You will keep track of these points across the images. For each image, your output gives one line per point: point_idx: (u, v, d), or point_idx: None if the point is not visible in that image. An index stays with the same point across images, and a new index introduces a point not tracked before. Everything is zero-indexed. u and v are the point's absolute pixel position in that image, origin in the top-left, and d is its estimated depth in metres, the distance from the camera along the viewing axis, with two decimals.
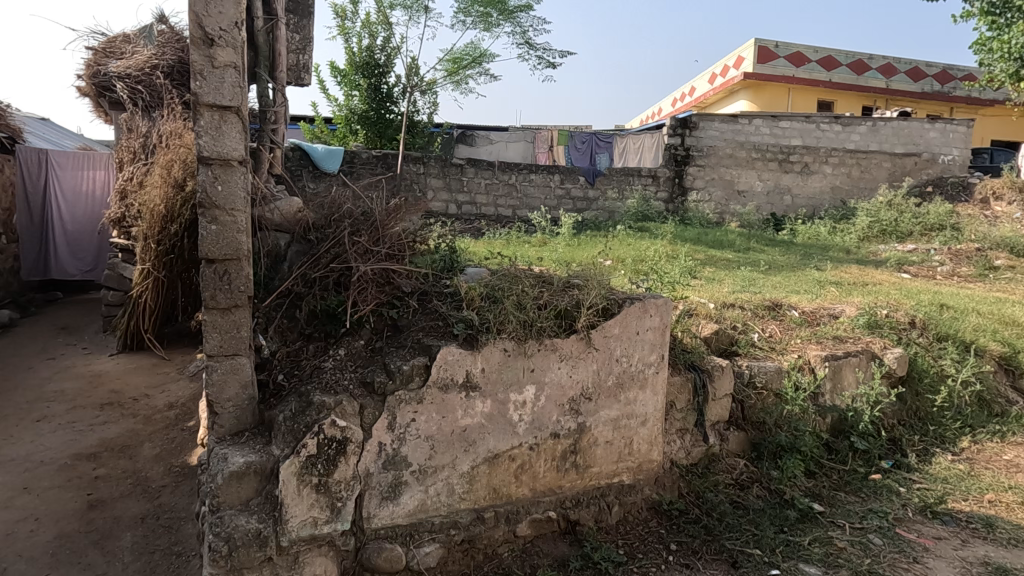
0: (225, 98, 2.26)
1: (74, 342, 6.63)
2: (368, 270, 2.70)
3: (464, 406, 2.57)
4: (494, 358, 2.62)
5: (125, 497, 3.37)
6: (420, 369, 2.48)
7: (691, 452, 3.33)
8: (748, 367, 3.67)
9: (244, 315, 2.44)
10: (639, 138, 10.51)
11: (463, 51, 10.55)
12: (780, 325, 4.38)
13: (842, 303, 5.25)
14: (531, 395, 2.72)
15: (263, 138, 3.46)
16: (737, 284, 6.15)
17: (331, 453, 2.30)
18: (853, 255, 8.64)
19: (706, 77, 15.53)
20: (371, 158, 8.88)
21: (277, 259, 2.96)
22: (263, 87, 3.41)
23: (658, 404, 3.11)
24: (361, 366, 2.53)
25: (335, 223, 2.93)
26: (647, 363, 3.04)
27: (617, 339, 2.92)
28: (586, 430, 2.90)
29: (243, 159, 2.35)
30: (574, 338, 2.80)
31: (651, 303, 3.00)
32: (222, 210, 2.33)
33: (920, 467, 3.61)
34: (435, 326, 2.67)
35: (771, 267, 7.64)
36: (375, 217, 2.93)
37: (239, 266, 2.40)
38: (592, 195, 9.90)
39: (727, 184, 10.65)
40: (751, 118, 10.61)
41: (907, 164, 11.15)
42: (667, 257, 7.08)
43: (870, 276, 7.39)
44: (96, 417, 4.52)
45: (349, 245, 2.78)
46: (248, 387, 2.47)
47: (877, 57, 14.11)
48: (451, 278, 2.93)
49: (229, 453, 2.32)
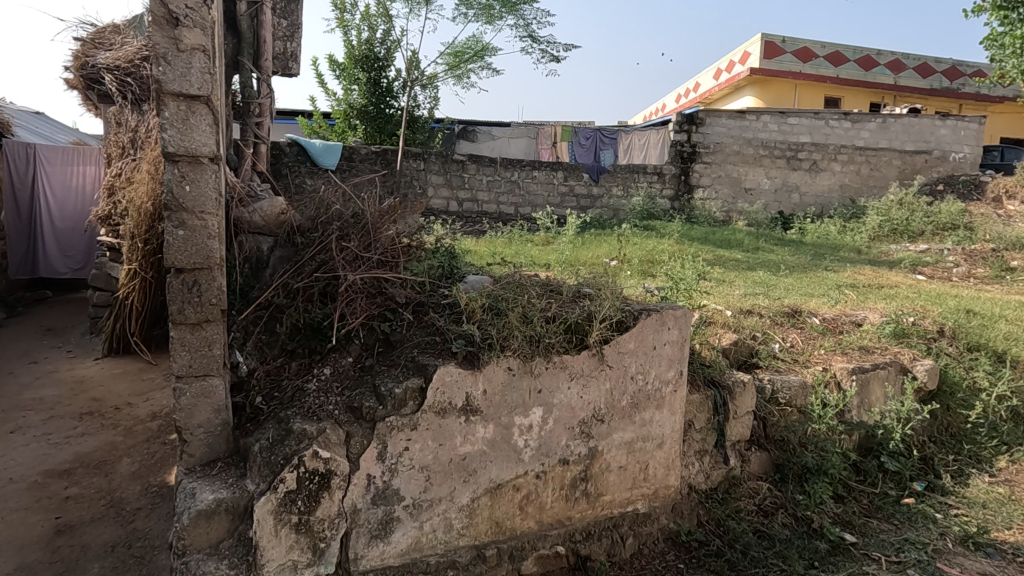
0: (192, 86, 1.97)
1: (59, 344, 6.37)
2: (357, 279, 2.43)
3: (463, 432, 2.30)
4: (497, 378, 2.35)
5: (96, 522, 3.11)
6: (415, 392, 2.21)
7: (710, 475, 3.07)
8: (771, 381, 3.40)
9: (218, 332, 2.17)
10: (644, 133, 10.20)
11: (465, 45, 10.24)
12: (801, 334, 4.10)
13: (862, 310, 4.96)
14: (538, 418, 2.46)
15: (246, 133, 3.22)
16: (747, 287, 5.88)
17: (313, 488, 2.04)
18: (865, 255, 8.37)
19: (711, 72, 15.21)
20: (371, 153, 8.56)
21: (259, 266, 2.70)
22: (244, 77, 3.14)
23: (676, 424, 2.85)
24: (348, 388, 2.26)
25: (322, 226, 2.66)
26: (664, 380, 2.77)
27: (632, 355, 2.65)
28: (598, 455, 2.63)
29: (216, 155, 2.07)
30: (585, 355, 2.54)
31: (669, 314, 2.73)
32: (190, 213, 2.06)
33: (955, 490, 3.34)
34: (432, 342, 2.40)
35: (782, 268, 7.35)
36: (366, 220, 2.66)
37: (211, 277, 2.13)
38: (595, 193, 9.57)
39: (734, 181, 10.35)
40: (760, 114, 10.29)
41: (917, 162, 10.86)
42: (675, 258, 6.83)
43: (883, 278, 7.12)
44: (74, 429, 4.26)
45: (337, 251, 2.51)
46: (222, 412, 2.20)
47: (885, 53, 13.77)
48: (450, 287, 2.67)
49: (199, 488, 2.05)
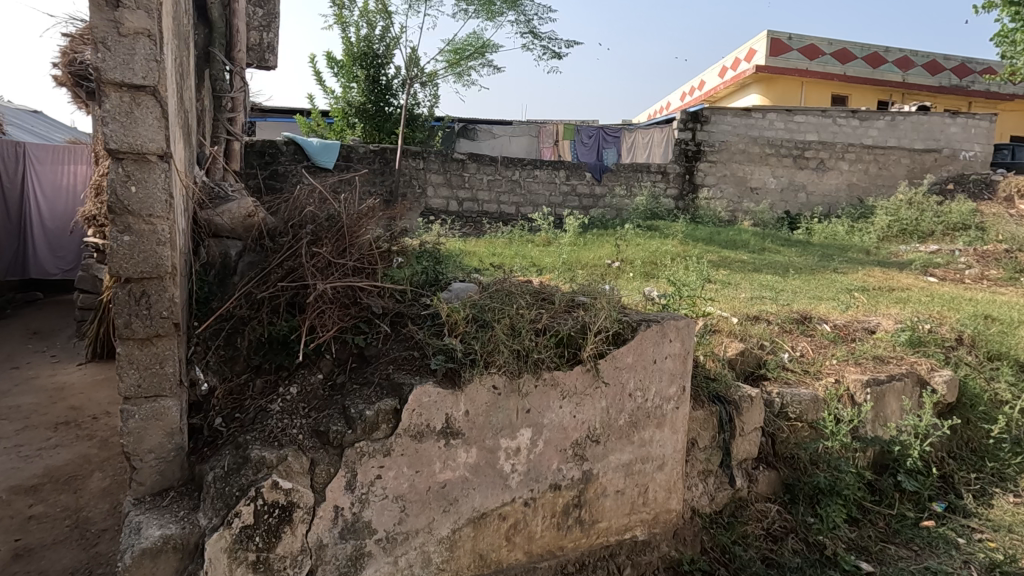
0: (136, 75, 1.77)
1: (44, 349, 6.18)
2: (328, 288, 2.22)
3: (443, 457, 2.09)
4: (481, 398, 2.14)
5: (57, 545, 2.90)
6: (388, 414, 2.00)
7: (715, 497, 2.86)
8: (779, 394, 3.19)
9: (171, 347, 1.97)
10: (648, 133, 9.94)
11: (465, 41, 10.02)
12: (812, 343, 3.88)
13: (875, 315, 4.74)
14: (527, 440, 2.24)
15: (218, 129, 3.03)
16: (754, 291, 5.67)
17: (272, 522, 1.83)
18: (874, 256, 8.15)
19: (716, 70, 14.97)
20: (370, 152, 8.33)
21: (224, 273, 2.48)
22: (216, 69, 2.94)
23: (678, 444, 2.65)
24: (316, 409, 2.06)
25: (294, 229, 2.46)
26: (666, 397, 2.57)
27: (630, 370, 2.45)
28: (593, 479, 2.42)
29: (165, 152, 1.87)
30: (579, 371, 2.32)
31: (671, 325, 2.52)
32: (137, 217, 1.85)
33: (978, 511, 3.11)
34: (410, 358, 2.19)
35: (790, 270, 7.13)
36: (341, 223, 2.45)
37: (162, 287, 1.92)
38: (598, 192, 9.33)
39: (740, 180, 10.10)
40: (766, 112, 10.12)
41: (927, 160, 10.57)
42: (679, 260, 6.63)
43: (894, 280, 6.91)
44: (47, 440, 4.05)
45: (307, 257, 2.30)
46: (176, 435, 1.99)
47: (893, 50, 13.51)
48: (431, 297, 2.46)
49: (145, 521, 1.84)
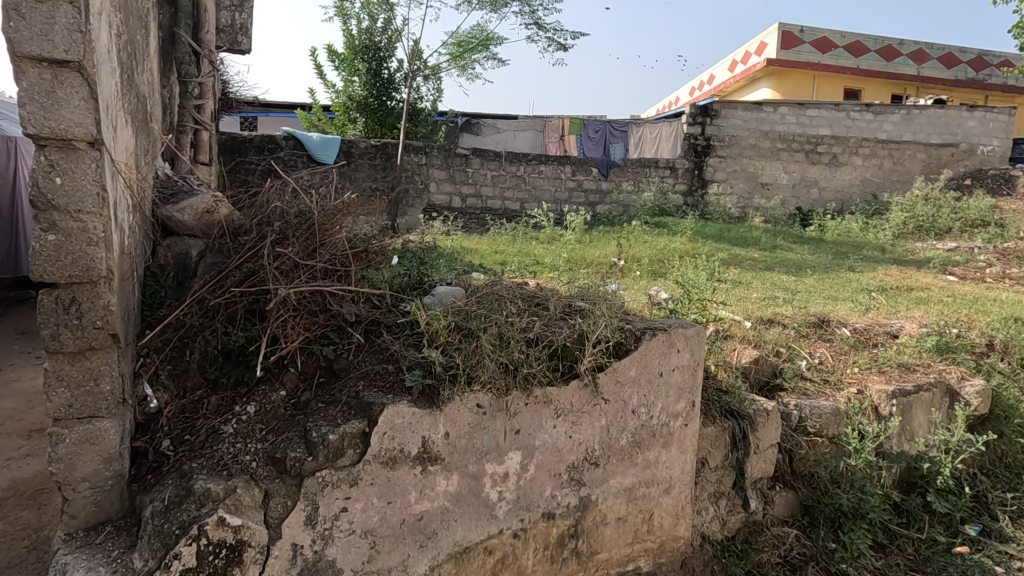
0: (57, 48, 1.52)
1: (30, 350, 5.95)
2: (291, 294, 1.97)
3: (419, 486, 1.85)
4: (462, 419, 1.89)
5: (10, 569, 2.66)
6: (355, 439, 1.76)
7: (727, 522, 2.60)
8: (797, 406, 2.93)
9: (108, 362, 1.73)
10: (656, 127, 9.57)
11: (469, 34, 9.74)
12: (830, 348, 3.61)
13: (896, 319, 4.44)
14: (516, 464, 2.00)
15: (185, 118, 2.78)
16: (766, 291, 5.40)
17: (219, 564, 1.58)
18: (890, 254, 7.83)
19: (726, 63, 14.63)
20: (370, 147, 8.07)
21: (184, 275, 2.25)
22: (181, 52, 2.69)
23: (686, 465, 2.40)
24: (275, 432, 1.81)
25: (260, 227, 2.21)
26: (673, 414, 2.32)
27: (633, 385, 2.20)
28: (591, 506, 2.17)
29: (97, 139, 1.63)
30: (575, 386, 2.07)
31: (679, 334, 2.27)
32: (64, 213, 1.61)
33: (1016, 536, 2.84)
34: (383, 373, 1.94)
35: (803, 268, 6.84)
36: (311, 220, 2.21)
37: (95, 293, 1.67)
38: (605, 188, 9.05)
39: (750, 176, 9.79)
40: (777, 106, 9.74)
41: (943, 155, 10.21)
42: (687, 258, 6.35)
43: (912, 279, 6.59)
44: (18, 450, 3.83)
45: (269, 258, 2.05)
46: (115, 461, 1.75)
47: (908, 42, 13.12)
48: (411, 303, 2.21)
49: (71, 562, 1.59)
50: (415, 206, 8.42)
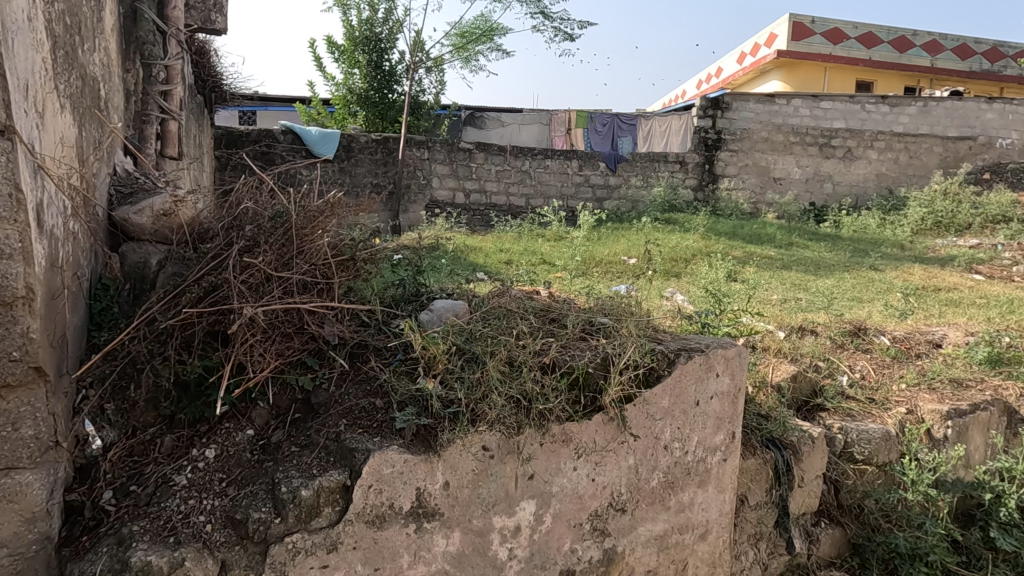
0: None
1: None
2: (259, 313, 1.64)
3: (413, 548, 1.53)
4: (465, 466, 1.57)
5: None
6: (333, 494, 1.44)
7: (769, 566, 2.28)
8: (843, 430, 2.60)
9: (28, 398, 1.38)
10: (665, 120, 9.25)
11: (473, 24, 9.38)
12: (871, 360, 3.28)
13: (938, 325, 4.07)
14: (530, 515, 1.67)
15: (149, 105, 2.43)
16: (786, 292, 5.08)
17: None
18: (910, 251, 7.48)
19: (736, 55, 14.22)
20: (371, 141, 7.79)
21: (141, 288, 1.92)
22: (144, 31, 2.36)
23: (724, 506, 2.07)
24: (240, 484, 1.50)
25: (228, 232, 1.89)
26: (710, 448, 2.00)
27: (665, 417, 1.87)
28: (617, 559, 1.85)
29: (6, 125, 1.29)
30: (599, 422, 1.75)
31: (719, 356, 1.96)
32: None
33: None
34: (370, 409, 1.61)
35: (821, 266, 6.48)
36: (288, 223, 1.88)
37: (9, 315, 1.33)
38: (613, 183, 8.69)
39: (763, 170, 9.39)
40: (791, 98, 9.40)
41: (960, 148, 9.77)
42: (701, 257, 6.00)
43: (937, 279, 6.21)
44: None
45: (236, 270, 1.72)
46: (40, 521, 1.40)
47: (922, 33, 12.68)
48: (405, 322, 1.88)
49: None
50: (417, 202, 8.09)
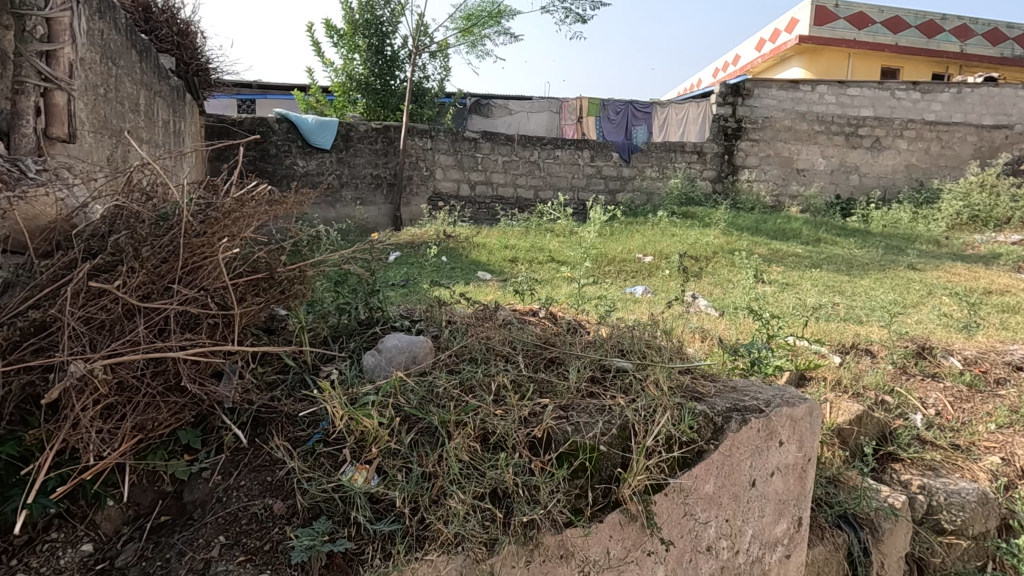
0: None
1: None
2: (99, 369, 1.08)
3: None
4: None
5: None
6: None
7: None
8: (928, 491, 2.03)
9: None
10: (682, 107, 8.63)
11: (479, 6, 8.75)
12: (945, 391, 2.67)
13: (1013, 344, 3.40)
14: None
15: (25, 70, 1.86)
16: (823, 296, 4.44)
17: None
18: (947, 247, 6.85)
19: (756, 41, 13.49)
20: (371, 130, 7.24)
21: None
22: None
23: None
24: None
25: (88, 239, 1.33)
26: (769, 542, 1.43)
27: (710, 506, 1.31)
28: None
29: None
30: (614, 524, 1.18)
31: (783, 418, 1.40)
32: None
33: None
34: (263, 520, 1.06)
35: (852, 265, 5.85)
36: (174, 227, 1.32)
37: None
38: (626, 174, 8.04)
39: (785, 161, 8.61)
40: (816, 84, 8.65)
41: (996, 138, 8.89)
42: (724, 256, 5.38)
43: (984, 281, 5.53)
44: None
45: (74, 300, 1.15)
46: None
47: (951, 17, 11.87)
48: (339, 373, 1.32)
49: None
50: (419, 194, 7.53)
